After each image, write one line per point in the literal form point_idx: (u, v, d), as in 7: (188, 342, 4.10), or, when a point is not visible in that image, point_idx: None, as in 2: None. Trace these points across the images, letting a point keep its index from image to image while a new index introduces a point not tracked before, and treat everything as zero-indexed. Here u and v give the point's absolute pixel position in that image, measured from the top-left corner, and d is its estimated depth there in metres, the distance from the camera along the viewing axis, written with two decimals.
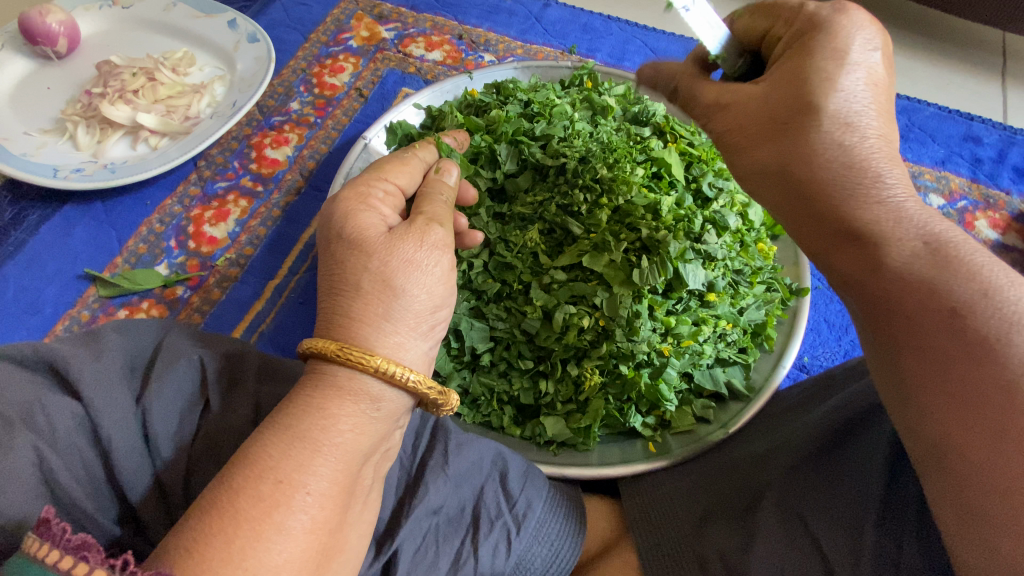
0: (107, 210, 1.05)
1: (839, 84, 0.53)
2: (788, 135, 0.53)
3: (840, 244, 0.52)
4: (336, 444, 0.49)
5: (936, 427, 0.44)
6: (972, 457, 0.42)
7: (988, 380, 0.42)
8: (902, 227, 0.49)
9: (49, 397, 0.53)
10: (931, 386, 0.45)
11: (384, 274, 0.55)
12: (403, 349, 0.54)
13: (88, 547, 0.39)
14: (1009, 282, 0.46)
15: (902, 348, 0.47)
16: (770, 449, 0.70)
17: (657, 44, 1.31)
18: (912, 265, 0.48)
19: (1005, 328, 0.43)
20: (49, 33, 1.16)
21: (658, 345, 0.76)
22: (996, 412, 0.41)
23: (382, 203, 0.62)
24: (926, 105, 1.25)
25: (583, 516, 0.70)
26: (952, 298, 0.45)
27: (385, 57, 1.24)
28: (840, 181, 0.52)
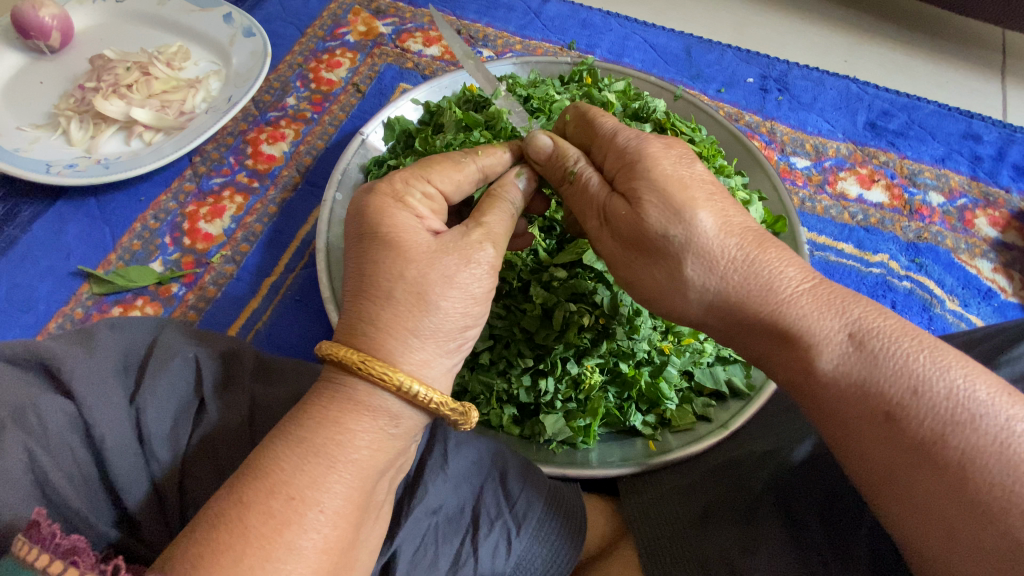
0: (101, 206, 1.03)
1: (696, 214, 0.56)
2: (662, 289, 0.58)
3: (770, 353, 0.56)
4: (351, 461, 0.49)
5: (898, 526, 0.49)
6: (932, 555, 0.47)
7: (934, 486, 0.46)
8: (824, 329, 0.52)
9: (42, 397, 0.52)
10: (882, 488, 0.50)
11: (418, 286, 0.52)
12: (427, 365, 0.52)
13: (78, 552, 0.39)
14: (935, 370, 0.49)
15: (848, 453, 0.51)
16: (773, 449, 0.69)
17: (657, 41, 1.30)
18: (839, 374, 0.51)
19: (940, 428, 0.47)
20: (42, 26, 1.14)
21: (659, 343, 0.78)
22: (945, 517, 0.46)
23: (419, 205, 0.58)
24: (926, 102, 1.24)
25: (580, 525, 0.67)
26: (885, 403, 0.49)
27: (383, 52, 1.23)
28: (745, 300, 0.55)
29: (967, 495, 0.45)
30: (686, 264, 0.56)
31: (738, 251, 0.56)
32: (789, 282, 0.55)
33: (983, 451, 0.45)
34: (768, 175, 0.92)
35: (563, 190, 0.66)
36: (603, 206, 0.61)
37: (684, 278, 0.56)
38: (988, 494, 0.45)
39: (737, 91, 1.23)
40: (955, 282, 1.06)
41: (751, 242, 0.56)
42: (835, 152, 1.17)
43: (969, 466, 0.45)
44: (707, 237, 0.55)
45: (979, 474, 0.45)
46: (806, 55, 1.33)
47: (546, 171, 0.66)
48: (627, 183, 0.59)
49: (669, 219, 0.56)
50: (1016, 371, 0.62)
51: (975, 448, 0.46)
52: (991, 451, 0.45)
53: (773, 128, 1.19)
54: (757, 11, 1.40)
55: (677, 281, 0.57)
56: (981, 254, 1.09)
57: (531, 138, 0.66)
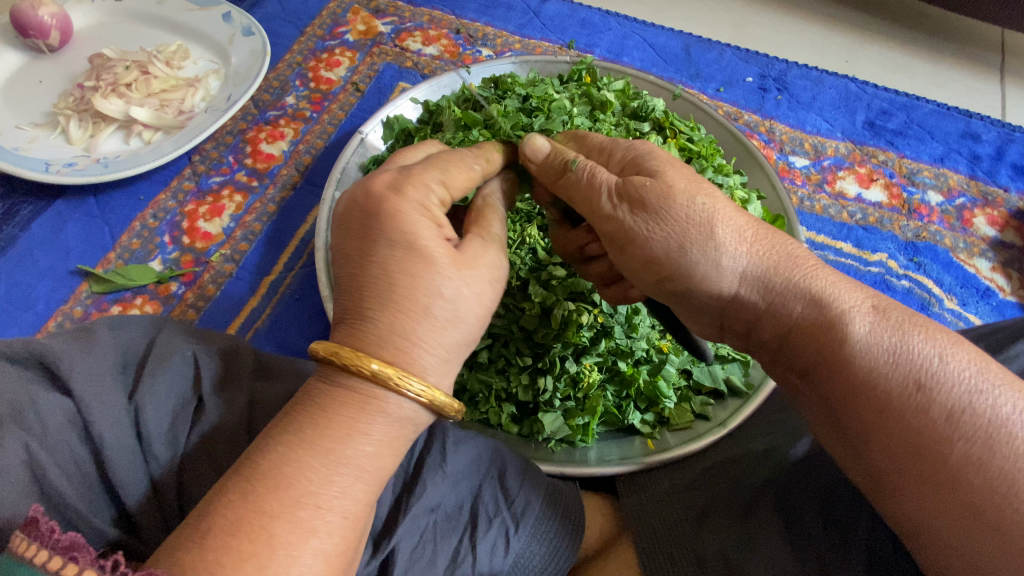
0: (100, 205, 1.03)
1: (719, 193, 0.58)
2: (681, 259, 0.56)
3: (792, 325, 0.55)
4: (361, 459, 0.49)
5: (915, 507, 0.47)
6: (956, 535, 0.45)
7: (961, 455, 0.45)
8: (851, 301, 0.53)
9: (40, 394, 0.52)
10: (906, 466, 0.47)
11: (429, 287, 0.51)
12: (435, 366, 0.52)
13: (77, 547, 0.39)
14: (955, 349, 0.50)
15: (870, 430, 0.49)
16: (771, 447, 0.69)
17: (657, 40, 1.30)
18: (870, 339, 0.50)
19: (966, 400, 0.47)
20: (42, 26, 1.14)
21: (657, 343, 0.79)
22: (972, 489, 0.45)
23: (428, 201, 0.56)
24: (925, 101, 1.24)
25: (578, 523, 0.67)
26: (913, 372, 0.48)
27: (382, 51, 1.23)
28: (776, 268, 0.56)
29: (989, 466, 0.45)
30: (718, 228, 0.56)
31: (763, 230, 0.58)
32: (811, 262, 0.56)
33: (1005, 426, 0.46)
34: (766, 174, 0.92)
35: (560, 187, 0.63)
36: (614, 184, 0.59)
37: (715, 242, 0.55)
38: (1008, 467, 0.44)
39: (736, 90, 1.24)
40: (954, 281, 1.06)
41: (761, 234, 0.57)
42: (834, 151, 1.17)
43: (993, 438, 0.45)
44: (736, 211, 0.57)
45: (998, 447, 0.45)
46: (805, 54, 1.33)
47: (544, 163, 0.64)
48: (637, 168, 0.60)
49: (694, 190, 0.57)
50: (1014, 369, 0.62)
51: (997, 423, 0.46)
52: (1012, 427, 0.46)
53: (772, 128, 1.19)
54: (757, 10, 1.40)
55: (703, 248, 0.55)
56: (979, 254, 1.09)
57: (527, 140, 0.65)
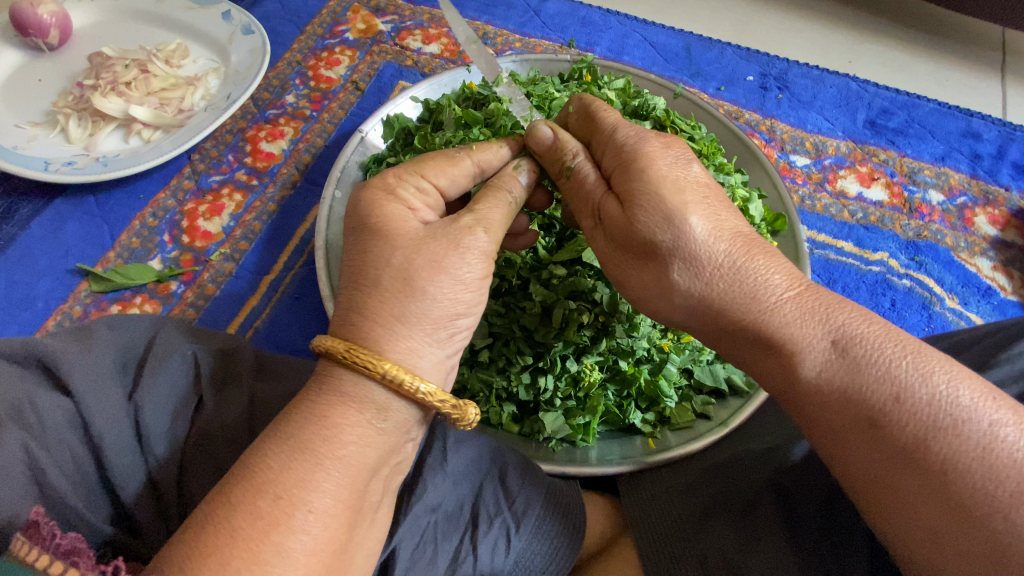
0: (100, 204, 1.03)
1: (687, 217, 0.55)
2: (652, 291, 0.58)
3: (755, 359, 0.56)
4: (339, 457, 0.48)
5: (885, 533, 0.50)
6: (916, 557, 0.48)
7: (917, 489, 0.47)
8: (806, 337, 0.52)
9: (39, 393, 0.51)
10: (866, 493, 0.50)
11: (405, 273, 0.52)
12: (414, 354, 0.52)
13: (77, 552, 0.39)
14: (917, 375, 0.49)
15: (833, 458, 0.52)
16: (772, 447, 0.69)
17: (657, 38, 1.30)
18: (823, 380, 0.51)
19: (923, 434, 0.47)
20: (41, 24, 1.14)
21: (659, 341, 0.78)
22: (927, 520, 0.46)
23: (411, 197, 0.58)
24: (926, 100, 1.24)
25: (579, 524, 0.67)
26: (867, 409, 0.49)
27: (383, 50, 1.23)
28: (729, 306, 0.55)
29: (950, 498, 0.45)
30: (672, 270, 0.55)
31: (726, 258, 0.55)
32: (774, 288, 0.55)
33: (964, 456, 0.46)
34: (767, 173, 0.91)
35: (561, 184, 0.66)
36: (597, 208, 0.60)
37: (670, 282, 0.56)
38: (971, 498, 0.45)
39: (737, 89, 1.23)
40: (955, 280, 1.06)
41: (740, 247, 0.56)
42: (835, 150, 1.17)
43: (951, 471, 0.46)
44: (697, 242, 0.55)
45: (961, 478, 0.45)
46: (806, 53, 1.33)
47: (545, 161, 0.66)
48: (621, 184, 0.59)
49: (659, 225, 0.55)
50: (1016, 368, 0.62)
51: (957, 453, 0.46)
52: (973, 455, 0.46)
53: (773, 127, 1.19)
54: (757, 8, 1.39)
55: (665, 286, 0.57)
56: (980, 253, 1.09)
57: (532, 128, 0.65)
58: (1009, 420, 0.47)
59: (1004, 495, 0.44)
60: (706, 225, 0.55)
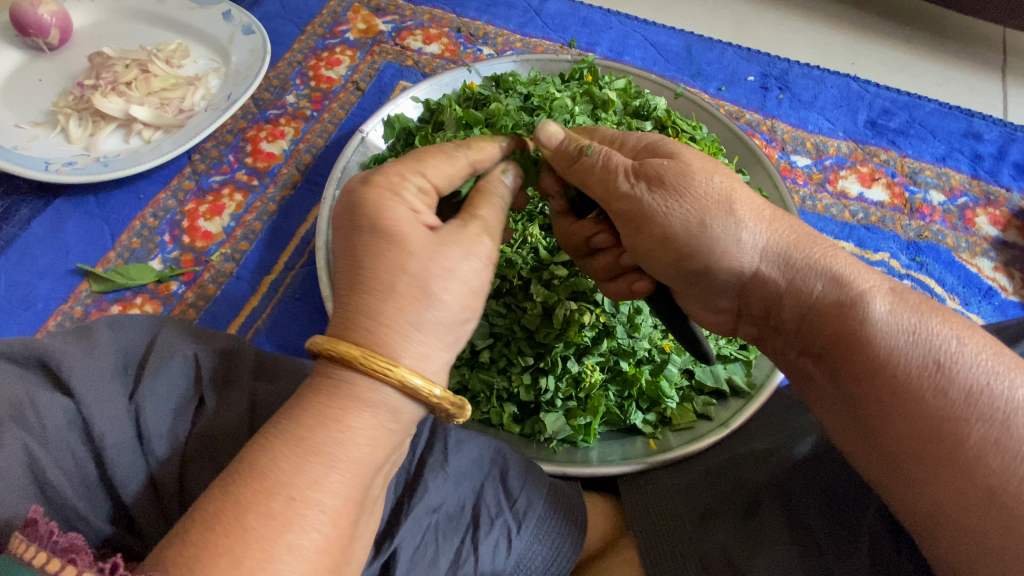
0: (100, 204, 1.03)
1: (736, 180, 0.59)
2: (698, 233, 0.57)
3: (812, 304, 0.55)
4: (354, 459, 0.48)
5: (929, 490, 0.46)
6: (969, 520, 0.44)
7: (979, 434, 0.45)
8: (868, 282, 0.53)
9: (40, 394, 0.51)
10: (924, 447, 0.46)
11: (422, 279, 0.51)
12: (427, 360, 0.51)
13: (75, 551, 0.39)
14: (968, 334, 0.49)
15: (889, 410, 0.48)
16: (772, 448, 0.69)
17: (658, 39, 1.30)
18: (891, 317, 0.50)
19: (982, 382, 0.46)
20: (41, 24, 1.14)
21: (659, 342, 0.79)
22: (988, 469, 0.44)
23: (413, 198, 0.56)
24: (926, 100, 1.24)
25: (581, 524, 0.67)
26: (932, 351, 0.48)
27: (383, 50, 1.23)
28: (798, 249, 0.56)
29: (1005, 446, 0.44)
30: (736, 207, 0.57)
31: (780, 213, 0.58)
32: (825, 246, 0.57)
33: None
34: (768, 173, 0.91)
35: (575, 166, 0.65)
36: (629, 165, 0.61)
37: (736, 218, 0.57)
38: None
39: (738, 89, 1.23)
40: (956, 281, 1.06)
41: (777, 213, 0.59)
42: (835, 151, 1.17)
43: (1011, 419, 0.45)
44: (748, 194, 0.58)
45: (1016, 428, 0.44)
46: (807, 53, 1.33)
47: (557, 151, 0.67)
48: (651, 155, 0.62)
49: (709, 171, 0.59)
50: None
51: (1015, 403, 0.45)
52: None
53: (774, 127, 1.18)
54: (757, 9, 1.39)
55: (710, 228, 0.57)
56: (981, 253, 1.08)
57: (543, 127, 0.68)
58: None
59: None
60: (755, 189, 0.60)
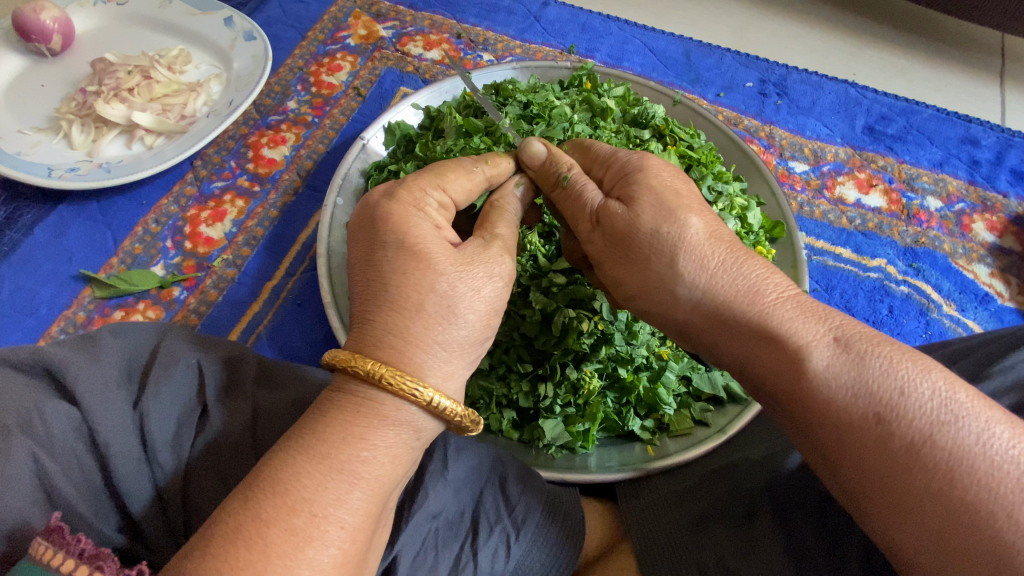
0: (103, 210, 1.04)
1: (687, 219, 0.58)
2: (651, 284, 0.59)
3: (756, 357, 0.54)
4: (375, 477, 0.49)
5: (891, 540, 0.47)
6: (926, 564, 0.44)
7: (925, 486, 0.44)
8: (809, 333, 0.52)
9: (46, 402, 0.52)
10: (873, 496, 0.47)
11: (448, 298, 0.54)
12: (451, 378, 0.54)
13: (103, 557, 0.41)
14: (916, 372, 0.48)
15: (839, 459, 0.49)
16: (770, 454, 0.70)
17: (657, 44, 1.31)
18: (829, 375, 0.50)
19: (928, 429, 0.46)
20: (44, 30, 1.14)
21: (657, 349, 0.79)
22: (937, 521, 0.44)
23: (435, 214, 0.60)
24: (924, 106, 1.25)
25: (580, 529, 0.68)
26: (873, 404, 0.48)
27: (384, 56, 1.23)
28: (734, 302, 0.56)
29: (956, 497, 0.43)
30: (680, 260, 0.57)
31: (727, 254, 0.58)
32: (774, 289, 0.56)
33: (972, 453, 0.44)
34: (766, 180, 0.92)
35: (555, 196, 0.68)
36: (596, 209, 0.63)
37: (678, 271, 0.57)
38: (975, 496, 0.43)
39: (737, 95, 1.24)
40: (953, 286, 1.07)
41: (738, 250, 0.59)
42: (833, 157, 1.17)
43: (959, 468, 0.44)
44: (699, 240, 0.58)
45: (967, 475, 0.44)
46: (806, 59, 1.33)
47: (539, 177, 0.69)
48: (622, 190, 0.63)
49: (662, 220, 0.59)
50: (1012, 378, 0.63)
51: (962, 449, 0.44)
52: (979, 454, 0.44)
53: (772, 133, 1.19)
54: (757, 14, 1.40)
55: (672, 275, 0.58)
56: (978, 259, 1.09)
57: (526, 145, 0.69)
58: (1005, 422, 0.46)
59: (1010, 493, 0.43)
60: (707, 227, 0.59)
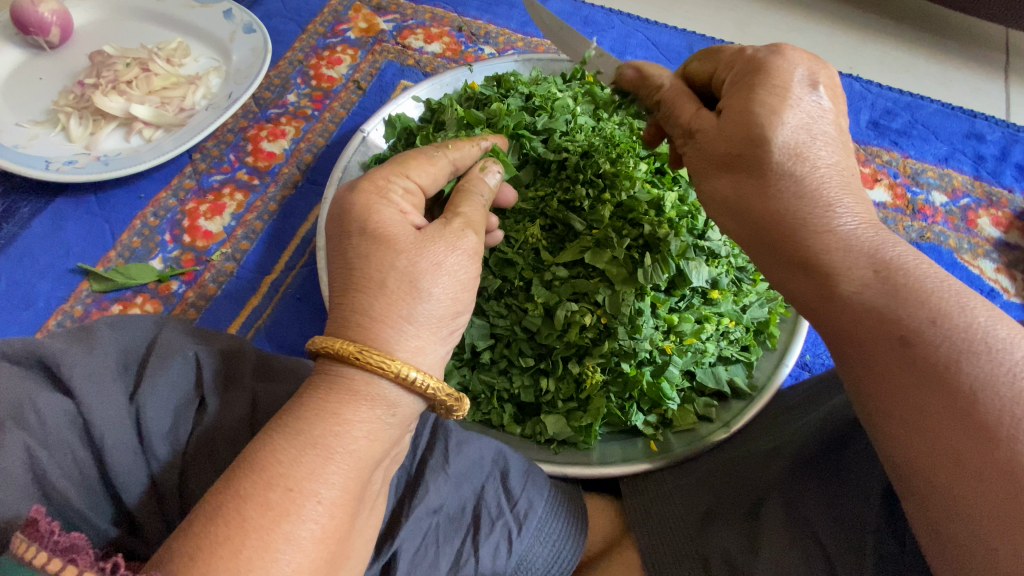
0: (101, 203, 1.03)
1: (783, 117, 0.54)
2: (727, 198, 0.57)
3: (792, 279, 0.54)
4: (349, 452, 0.48)
5: (901, 456, 0.45)
6: (935, 483, 0.42)
7: (944, 406, 0.42)
8: (850, 256, 0.50)
9: (40, 394, 0.51)
10: (890, 413, 0.45)
11: (411, 274, 0.53)
12: (422, 353, 0.53)
13: (76, 549, 0.39)
14: (960, 303, 0.45)
15: (861, 376, 0.48)
16: (774, 447, 0.70)
17: (660, 38, 1.29)
18: (859, 296, 0.48)
19: (956, 355, 0.43)
20: (42, 22, 1.13)
21: (660, 343, 0.76)
22: (954, 437, 0.41)
23: (401, 200, 0.59)
24: (930, 101, 1.24)
25: (584, 515, 0.69)
26: (902, 326, 0.45)
27: (385, 49, 1.22)
28: (788, 217, 0.53)
29: (977, 419, 0.41)
30: (750, 177, 0.55)
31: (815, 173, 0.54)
32: (841, 211, 0.53)
33: (1000, 383, 0.41)
34: None
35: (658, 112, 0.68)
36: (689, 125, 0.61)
37: (744, 187, 0.55)
38: (998, 420, 0.40)
39: None
40: (958, 282, 1.06)
41: (834, 183, 0.54)
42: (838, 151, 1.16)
43: (983, 395, 0.41)
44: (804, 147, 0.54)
45: (990, 400, 0.41)
46: (810, 53, 1.32)
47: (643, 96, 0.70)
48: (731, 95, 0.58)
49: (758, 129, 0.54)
50: None
51: (989, 377, 0.42)
52: (1008, 384, 0.41)
53: None
54: (760, 8, 1.39)
55: (740, 191, 0.56)
56: (984, 254, 1.08)
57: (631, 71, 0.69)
58: None
59: None
60: (799, 121, 0.55)
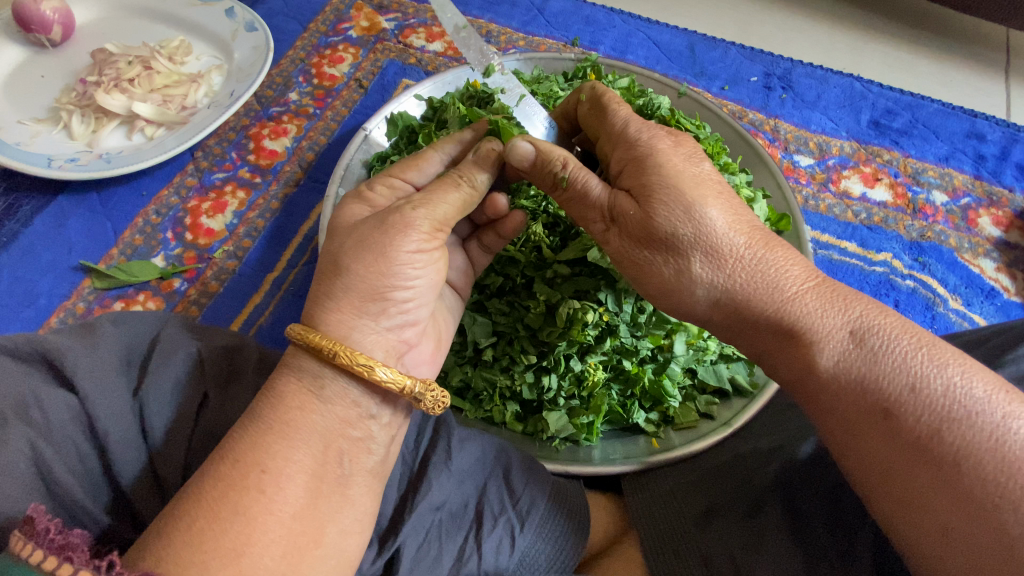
0: (103, 200, 1.03)
1: (697, 206, 0.56)
2: (668, 288, 0.59)
3: (773, 350, 0.57)
4: (288, 422, 0.50)
5: (897, 524, 0.50)
6: (928, 550, 0.48)
7: (932, 477, 0.47)
8: (826, 326, 0.53)
9: (45, 389, 0.51)
10: (881, 483, 0.50)
11: (335, 256, 0.55)
12: (346, 327, 0.53)
13: (72, 547, 0.39)
14: (934, 368, 0.50)
15: (850, 447, 0.52)
16: (776, 446, 0.69)
17: (660, 38, 1.30)
18: (840, 370, 0.52)
19: (937, 425, 0.48)
20: (44, 20, 1.13)
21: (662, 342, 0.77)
22: (942, 508, 0.47)
23: (377, 196, 0.62)
24: (930, 100, 1.24)
25: (583, 525, 0.66)
26: (884, 400, 0.50)
27: (386, 48, 1.22)
28: (753, 298, 0.56)
29: (963, 488, 0.46)
30: (694, 262, 0.56)
31: (747, 248, 0.56)
32: (793, 281, 0.56)
33: (981, 448, 0.47)
34: (771, 173, 0.91)
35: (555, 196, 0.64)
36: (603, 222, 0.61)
37: (692, 275, 0.57)
38: (982, 487, 0.46)
39: (741, 89, 1.23)
40: (959, 281, 1.06)
41: (757, 241, 0.57)
42: (839, 151, 1.17)
43: (965, 462, 0.47)
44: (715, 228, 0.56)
45: (974, 467, 0.46)
46: (810, 53, 1.32)
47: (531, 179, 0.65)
48: (631, 180, 0.60)
49: (682, 218, 0.56)
50: (1011, 374, 0.62)
51: (970, 444, 0.47)
52: (989, 449, 0.46)
53: (776, 127, 1.18)
54: (760, 7, 1.39)
55: (686, 279, 0.57)
56: (984, 254, 1.08)
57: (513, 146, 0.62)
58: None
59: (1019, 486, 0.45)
60: (709, 213, 0.56)
